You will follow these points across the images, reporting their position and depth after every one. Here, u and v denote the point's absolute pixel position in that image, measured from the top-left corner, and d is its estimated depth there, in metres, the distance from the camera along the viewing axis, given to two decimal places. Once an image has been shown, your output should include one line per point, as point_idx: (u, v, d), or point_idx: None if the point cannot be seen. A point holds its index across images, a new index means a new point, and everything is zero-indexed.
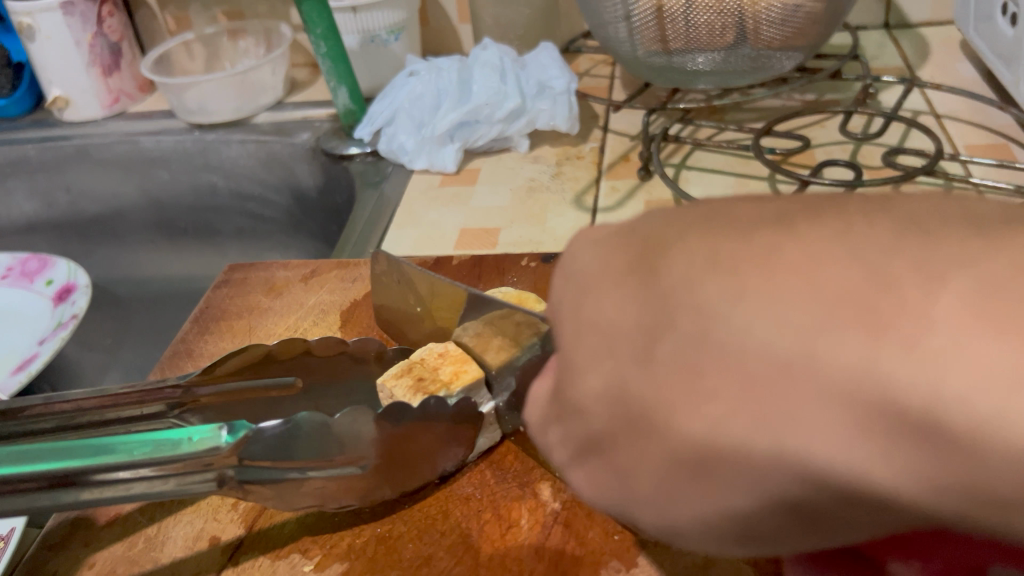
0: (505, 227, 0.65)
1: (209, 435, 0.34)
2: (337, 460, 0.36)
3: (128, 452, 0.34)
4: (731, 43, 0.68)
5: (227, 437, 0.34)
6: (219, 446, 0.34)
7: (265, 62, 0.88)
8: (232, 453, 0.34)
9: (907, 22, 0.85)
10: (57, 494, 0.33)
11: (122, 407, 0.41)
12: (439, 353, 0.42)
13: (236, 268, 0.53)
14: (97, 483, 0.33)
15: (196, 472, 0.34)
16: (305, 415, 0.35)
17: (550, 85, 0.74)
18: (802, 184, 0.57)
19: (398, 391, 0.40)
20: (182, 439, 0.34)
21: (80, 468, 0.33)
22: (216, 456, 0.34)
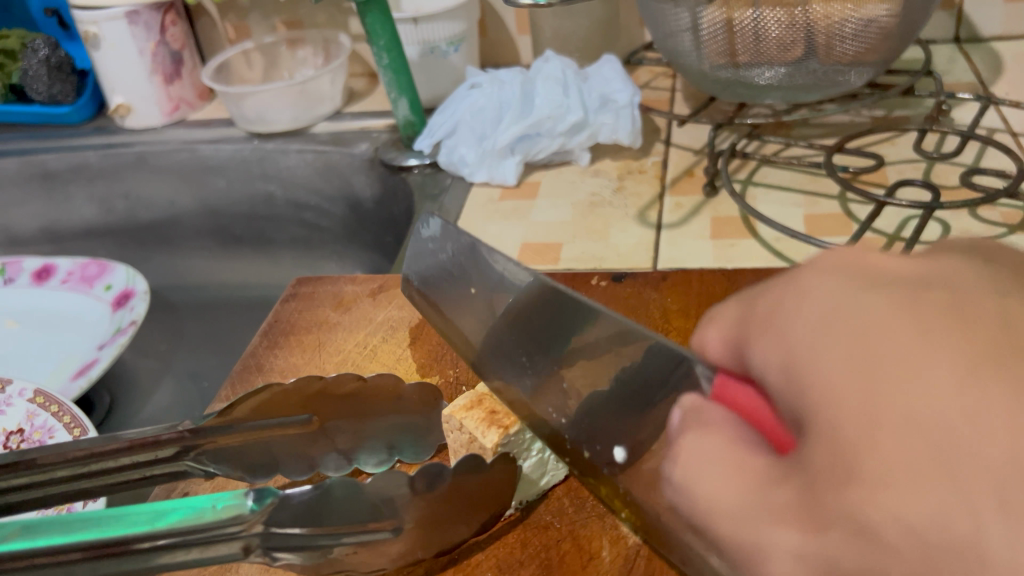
0: (567, 243, 0.64)
1: (233, 502, 0.35)
2: (371, 525, 0.35)
3: (152, 521, 0.35)
4: (799, 57, 0.68)
5: (251, 505, 0.35)
6: (245, 513, 0.35)
7: (325, 72, 0.88)
8: (257, 519, 0.35)
9: (978, 37, 0.83)
10: (93, 564, 0.34)
11: (139, 451, 0.41)
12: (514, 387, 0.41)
13: (303, 281, 0.52)
14: (133, 553, 0.34)
15: (221, 539, 0.34)
16: (335, 479, 0.35)
17: (613, 99, 0.73)
18: (878, 203, 0.55)
19: (469, 424, 0.38)
20: (206, 507, 0.35)
21: (119, 536, 0.34)
22: (243, 524, 0.35)
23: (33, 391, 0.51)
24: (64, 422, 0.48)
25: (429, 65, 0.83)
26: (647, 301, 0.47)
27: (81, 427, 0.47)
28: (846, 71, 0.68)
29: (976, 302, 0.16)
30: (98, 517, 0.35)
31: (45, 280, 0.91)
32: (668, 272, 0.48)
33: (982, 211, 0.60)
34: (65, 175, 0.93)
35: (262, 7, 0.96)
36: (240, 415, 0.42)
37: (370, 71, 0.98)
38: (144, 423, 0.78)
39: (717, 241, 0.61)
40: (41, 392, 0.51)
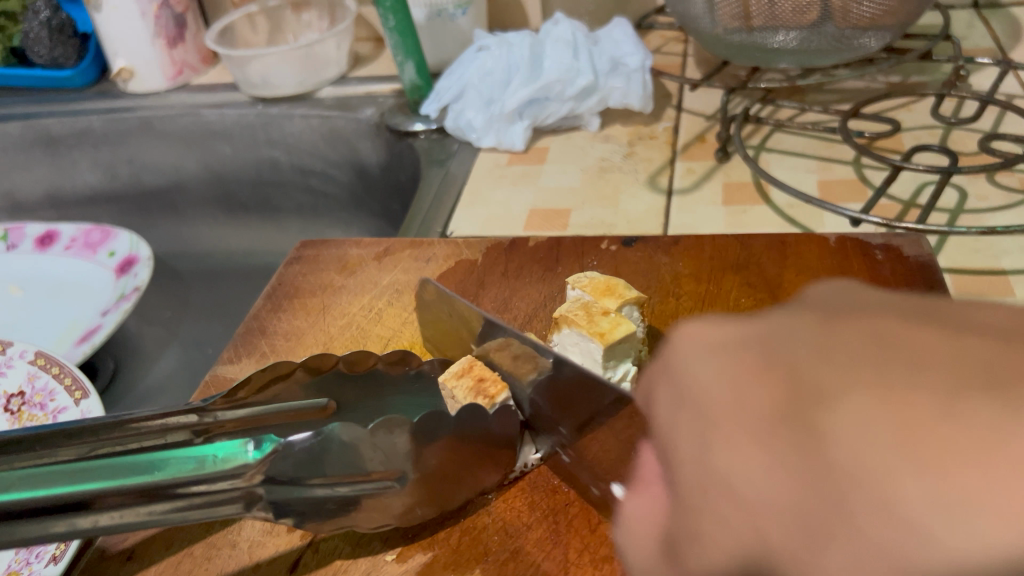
0: (576, 209, 0.63)
1: (235, 454, 0.34)
2: (375, 475, 0.35)
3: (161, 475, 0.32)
4: (814, 21, 0.66)
5: (254, 453, 0.34)
6: (249, 462, 0.33)
7: (330, 36, 0.86)
8: (259, 469, 0.33)
9: (997, 2, 0.81)
10: (73, 520, 0.30)
11: (143, 437, 0.36)
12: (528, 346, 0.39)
13: (308, 244, 0.52)
14: (117, 508, 0.31)
15: (224, 488, 0.33)
16: (335, 427, 0.34)
17: (623, 62, 0.72)
18: (895, 168, 0.53)
19: (458, 393, 0.38)
20: (207, 456, 0.33)
21: (102, 489, 0.31)
22: (244, 476, 0.33)
23: (35, 353, 0.51)
24: (66, 384, 0.48)
25: (436, 28, 0.82)
26: (658, 265, 0.46)
27: (83, 389, 0.47)
28: (862, 34, 0.67)
29: (872, 344, 0.18)
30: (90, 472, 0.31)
31: (49, 246, 0.91)
32: (680, 236, 0.47)
33: (1000, 177, 0.59)
34: (68, 140, 0.92)
35: None
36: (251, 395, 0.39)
37: (376, 35, 0.97)
38: (150, 391, 0.78)
39: (730, 207, 0.60)
40: (43, 353, 0.50)
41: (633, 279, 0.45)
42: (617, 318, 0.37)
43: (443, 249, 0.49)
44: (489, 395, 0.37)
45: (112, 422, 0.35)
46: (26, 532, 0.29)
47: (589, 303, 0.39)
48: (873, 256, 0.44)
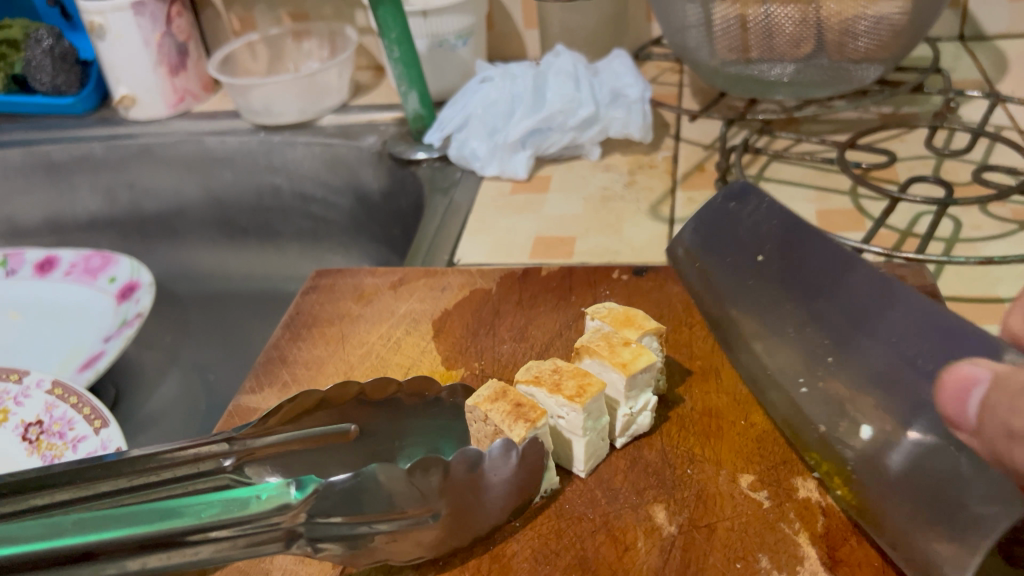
0: (581, 236, 0.64)
1: (277, 493, 0.35)
2: (410, 511, 0.36)
3: (200, 516, 0.35)
4: (808, 54, 0.69)
5: (295, 493, 0.35)
6: (289, 501, 0.35)
7: (332, 65, 0.87)
8: (301, 509, 0.35)
9: (982, 35, 0.84)
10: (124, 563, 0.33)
11: (177, 465, 0.38)
12: (554, 370, 0.41)
13: (323, 274, 0.52)
14: (165, 551, 0.34)
15: (265, 530, 0.35)
16: (373, 468, 0.35)
17: (624, 93, 0.73)
18: (893, 199, 0.55)
19: (493, 416, 0.38)
20: (251, 498, 0.35)
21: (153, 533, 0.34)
22: (287, 513, 0.35)
23: (52, 383, 0.51)
24: (85, 412, 0.48)
25: (437, 58, 0.84)
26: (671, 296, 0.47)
27: (102, 418, 0.47)
28: (855, 67, 0.69)
29: None
30: (140, 518, 0.35)
31: (48, 272, 0.91)
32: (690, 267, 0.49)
33: (992, 207, 0.61)
34: (68, 166, 0.93)
35: None
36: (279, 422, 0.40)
37: (376, 64, 0.98)
38: (152, 416, 0.78)
39: None
40: (60, 383, 0.51)
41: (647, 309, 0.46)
42: (638, 347, 0.41)
43: (457, 278, 0.50)
44: (529, 419, 0.38)
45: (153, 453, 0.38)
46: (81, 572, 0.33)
47: (610, 333, 0.42)
48: None
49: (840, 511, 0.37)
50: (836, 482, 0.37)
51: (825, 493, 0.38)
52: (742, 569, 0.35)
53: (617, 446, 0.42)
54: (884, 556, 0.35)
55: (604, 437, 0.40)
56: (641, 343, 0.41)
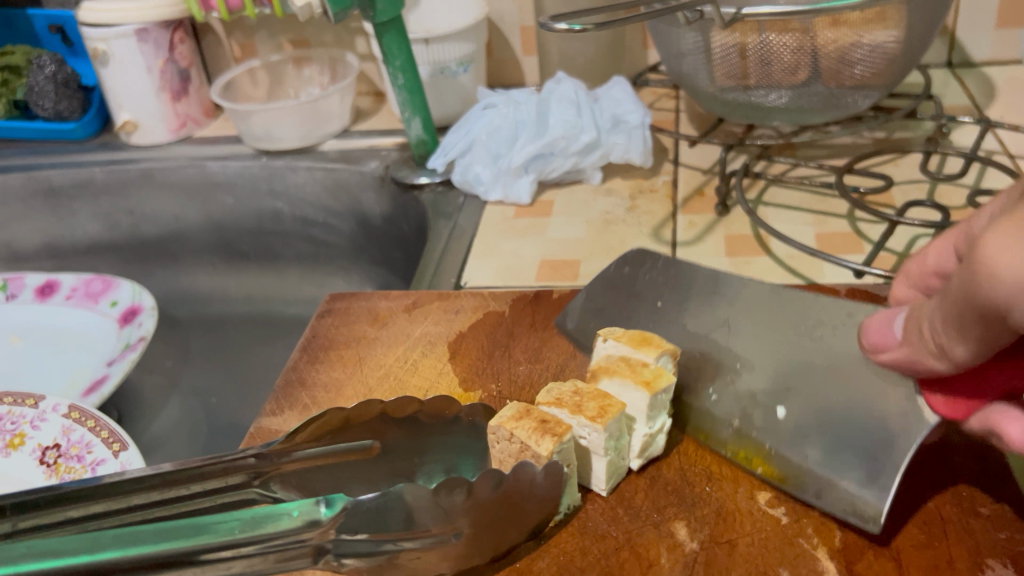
0: (585, 260, 0.66)
1: (307, 510, 0.36)
2: (434, 530, 0.37)
3: (229, 532, 0.34)
4: (803, 81, 0.70)
5: (326, 510, 0.36)
6: (319, 519, 0.36)
7: (334, 91, 0.89)
8: (332, 527, 0.36)
9: (970, 61, 0.86)
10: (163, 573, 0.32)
11: (206, 478, 0.39)
12: (574, 392, 0.41)
13: (337, 297, 0.53)
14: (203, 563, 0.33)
15: (296, 545, 0.35)
16: (401, 488, 0.36)
17: (624, 120, 0.75)
18: (892, 222, 0.57)
19: (522, 434, 0.39)
20: (283, 514, 0.35)
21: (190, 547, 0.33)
22: (317, 530, 0.35)
23: (67, 407, 0.52)
24: (101, 436, 0.49)
25: (439, 85, 0.85)
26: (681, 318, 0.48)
27: (119, 442, 0.48)
28: (848, 93, 0.71)
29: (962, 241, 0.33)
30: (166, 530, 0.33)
31: (49, 296, 0.91)
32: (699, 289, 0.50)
33: None
34: (69, 191, 0.93)
35: (269, 26, 0.97)
36: (306, 439, 0.41)
37: (376, 90, 1.00)
38: (156, 440, 0.78)
39: (733, 258, 0.63)
40: (76, 407, 0.51)
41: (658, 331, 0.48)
42: (658, 370, 0.41)
43: (470, 301, 0.51)
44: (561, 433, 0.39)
45: (177, 469, 0.38)
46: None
47: (630, 360, 0.42)
48: None
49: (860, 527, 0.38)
50: (755, 460, 0.41)
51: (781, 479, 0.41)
52: None
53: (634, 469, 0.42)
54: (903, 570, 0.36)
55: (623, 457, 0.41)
56: (660, 369, 0.42)
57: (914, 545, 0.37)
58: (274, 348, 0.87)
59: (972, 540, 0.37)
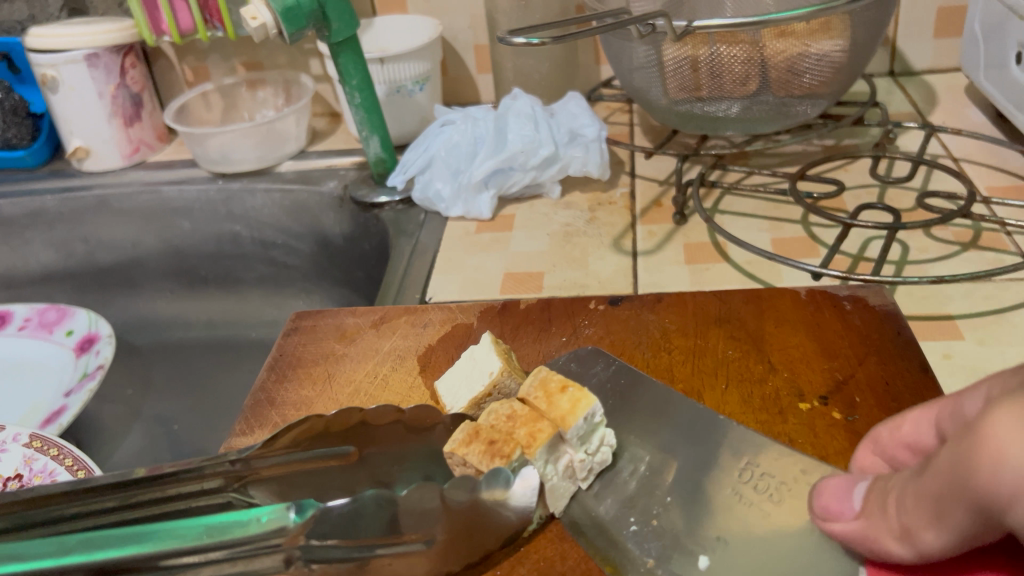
0: (548, 271, 0.66)
1: (276, 515, 0.34)
2: (406, 537, 0.37)
3: (193, 536, 0.33)
4: (753, 91, 0.72)
5: (295, 517, 0.34)
6: (287, 525, 0.34)
7: (289, 112, 0.88)
8: (301, 532, 0.34)
9: (911, 69, 0.89)
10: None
11: (183, 481, 0.38)
12: (508, 417, 0.41)
13: (303, 315, 0.53)
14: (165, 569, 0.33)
15: (265, 550, 0.34)
16: (372, 492, 0.35)
17: (581, 133, 0.75)
18: (847, 225, 0.58)
19: (471, 459, 0.38)
20: (250, 519, 0.33)
21: (152, 553, 0.32)
22: (285, 537, 0.34)
23: (30, 436, 0.51)
24: (67, 464, 0.48)
25: (395, 104, 0.85)
26: (646, 322, 0.49)
27: (86, 469, 0.47)
28: (797, 102, 0.73)
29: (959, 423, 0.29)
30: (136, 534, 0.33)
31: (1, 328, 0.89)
32: (663, 294, 0.51)
33: (936, 231, 0.64)
34: (21, 220, 0.91)
35: (222, 49, 0.96)
36: (286, 445, 0.41)
37: (331, 111, 1.00)
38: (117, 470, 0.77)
39: (693, 266, 0.64)
40: (39, 435, 0.50)
41: (625, 336, 0.48)
42: (575, 394, 0.40)
43: (438, 315, 0.51)
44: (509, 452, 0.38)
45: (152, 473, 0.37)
46: None
47: (547, 380, 0.42)
48: (841, 306, 0.48)
49: None
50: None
51: None
52: None
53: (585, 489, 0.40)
54: None
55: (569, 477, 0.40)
56: (578, 388, 0.40)
57: None
58: (236, 372, 0.86)
59: None
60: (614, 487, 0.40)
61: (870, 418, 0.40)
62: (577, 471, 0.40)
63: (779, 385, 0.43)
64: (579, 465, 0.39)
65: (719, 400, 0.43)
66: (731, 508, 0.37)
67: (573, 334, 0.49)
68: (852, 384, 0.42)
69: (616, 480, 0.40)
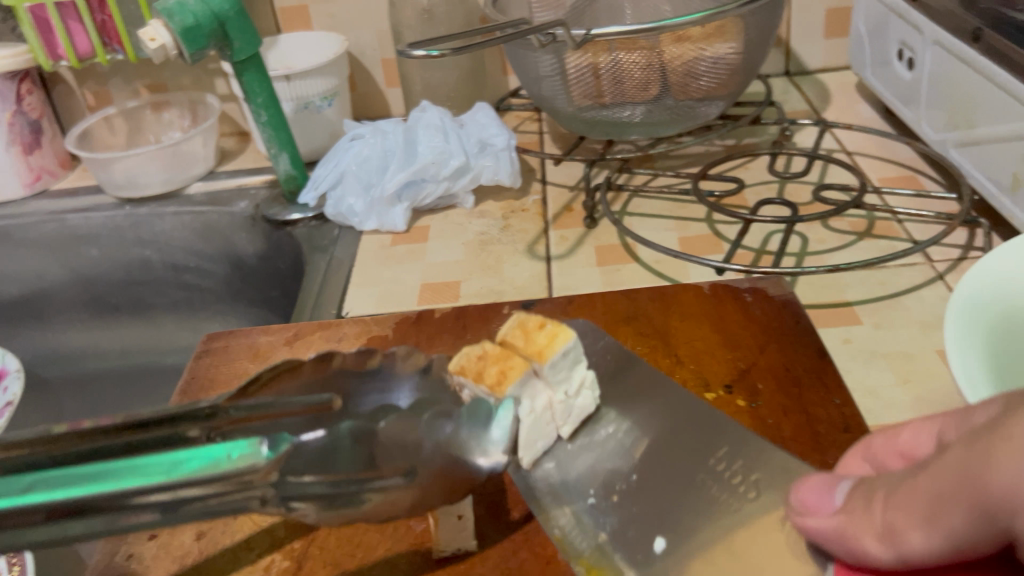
0: (464, 280, 0.67)
1: (249, 450, 0.33)
2: (386, 472, 0.36)
3: (171, 471, 0.31)
4: (655, 95, 0.75)
5: (265, 451, 0.34)
6: (260, 461, 0.33)
7: (196, 133, 0.87)
8: (271, 469, 0.34)
9: (805, 69, 0.93)
10: (89, 521, 0.29)
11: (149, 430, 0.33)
12: (481, 356, 0.41)
13: (215, 336, 0.53)
14: (137, 506, 0.30)
15: (241, 488, 0.33)
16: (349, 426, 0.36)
17: (491, 143, 0.76)
18: (747, 221, 0.60)
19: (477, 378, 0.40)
20: (224, 455, 0.32)
21: (129, 488, 0.30)
22: (258, 473, 0.33)
23: None
24: None
25: (304, 120, 0.85)
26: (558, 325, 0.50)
27: None
28: (697, 105, 0.76)
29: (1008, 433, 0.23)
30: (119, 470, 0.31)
31: None
32: (573, 296, 0.52)
33: (832, 222, 0.67)
34: None
35: (123, 72, 0.94)
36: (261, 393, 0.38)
37: (240, 130, 0.99)
38: None
39: (604, 268, 0.66)
40: None
41: None
42: (553, 329, 0.41)
43: (352, 329, 0.51)
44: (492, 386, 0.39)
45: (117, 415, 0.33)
46: (37, 534, 0.29)
47: (524, 320, 0.43)
48: (742, 299, 0.49)
49: None
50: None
51: None
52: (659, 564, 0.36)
53: (565, 436, 0.42)
54: None
55: (544, 426, 0.41)
56: (555, 324, 0.42)
57: None
58: (152, 400, 0.84)
59: None
60: (590, 451, 0.42)
61: (771, 403, 0.42)
62: (556, 413, 0.41)
63: (686, 377, 0.45)
64: (558, 406, 0.41)
65: (629, 396, 0.44)
66: (702, 487, 0.38)
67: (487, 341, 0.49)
68: (754, 372, 0.44)
69: (584, 456, 0.41)
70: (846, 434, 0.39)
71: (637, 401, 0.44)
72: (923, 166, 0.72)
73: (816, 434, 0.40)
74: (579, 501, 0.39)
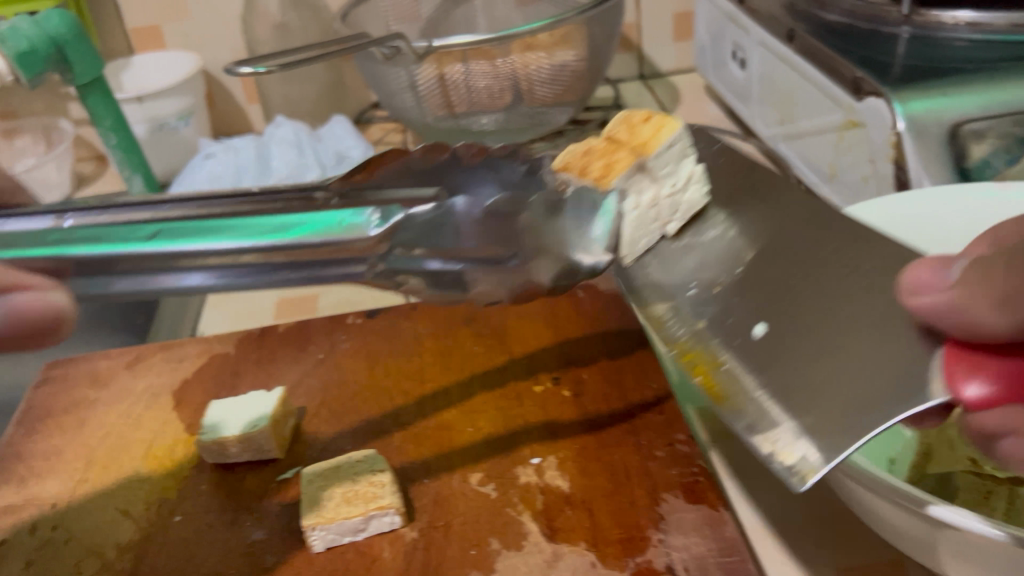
0: (322, 293, 0.67)
1: (355, 220, 0.32)
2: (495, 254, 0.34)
3: (261, 231, 0.30)
4: (509, 103, 0.77)
5: (376, 222, 0.32)
6: (368, 230, 0.32)
7: (48, 159, 0.85)
8: (381, 238, 0.32)
9: (658, 71, 0.97)
10: (166, 266, 0.29)
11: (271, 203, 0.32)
12: (587, 149, 0.35)
13: (53, 364, 0.52)
14: (204, 261, 0.30)
15: (344, 257, 0.31)
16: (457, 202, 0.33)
17: (348, 155, 0.77)
18: None
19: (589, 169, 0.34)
20: (330, 220, 0.31)
21: (182, 247, 0.29)
22: (364, 240, 0.32)
23: None
24: None
25: (159, 141, 0.84)
26: (400, 330, 0.51)
27: None
28: (549, 110, 0.79)
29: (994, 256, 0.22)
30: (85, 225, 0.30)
31: None
32: (415, 303, 0.53)
33: None
34: None
35: None
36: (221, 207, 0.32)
37: (98, 154, 0.96)
38: None
39: None
40: None
41: (379, 346, 0.50)
42: (659, 120, 0.35)
43: (195, 347, 0.51)
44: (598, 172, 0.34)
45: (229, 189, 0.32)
46: (122, 287, 0.29)
47: (628, 114, 0.37)
48: (574, 296, 0.51)
49: (558, 488, 0.39)
50: (696, 368, 0.30)
51: (493, 459, 0.41)
52: (475, 554, 0.36)
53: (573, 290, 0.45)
54: (595, 519, 0.37)
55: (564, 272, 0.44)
56: (661, 115, 0.36)
57: (604, 494, 0.38)
58: None
59: (650, 480, 0.38)
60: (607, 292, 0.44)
61: (595, 393, 0.44)
62: None
63: (518, 373, 0.46)
64: (664, 202, 0.33)
65: (464, 395, 0.45)
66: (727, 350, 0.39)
67: (329, 351, 0.50)
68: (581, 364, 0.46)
69: (692, 255, 0.34)
70: (661, 417, 0.41)
71: (754, 196, 0.33)
72: (761, 159, 0.76)
73: (634, 419, 0.42)
74: (680, 294, 0.33)
